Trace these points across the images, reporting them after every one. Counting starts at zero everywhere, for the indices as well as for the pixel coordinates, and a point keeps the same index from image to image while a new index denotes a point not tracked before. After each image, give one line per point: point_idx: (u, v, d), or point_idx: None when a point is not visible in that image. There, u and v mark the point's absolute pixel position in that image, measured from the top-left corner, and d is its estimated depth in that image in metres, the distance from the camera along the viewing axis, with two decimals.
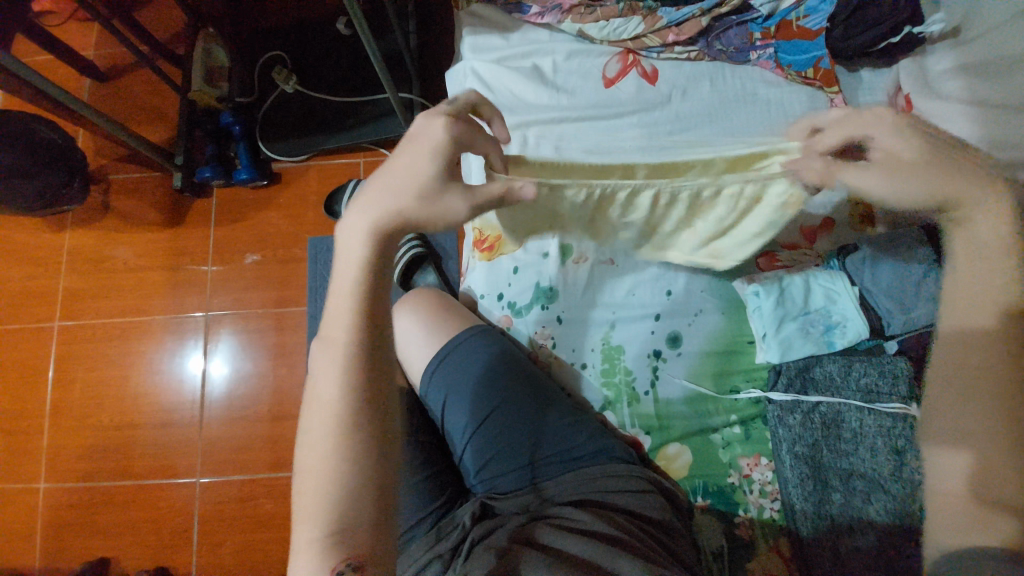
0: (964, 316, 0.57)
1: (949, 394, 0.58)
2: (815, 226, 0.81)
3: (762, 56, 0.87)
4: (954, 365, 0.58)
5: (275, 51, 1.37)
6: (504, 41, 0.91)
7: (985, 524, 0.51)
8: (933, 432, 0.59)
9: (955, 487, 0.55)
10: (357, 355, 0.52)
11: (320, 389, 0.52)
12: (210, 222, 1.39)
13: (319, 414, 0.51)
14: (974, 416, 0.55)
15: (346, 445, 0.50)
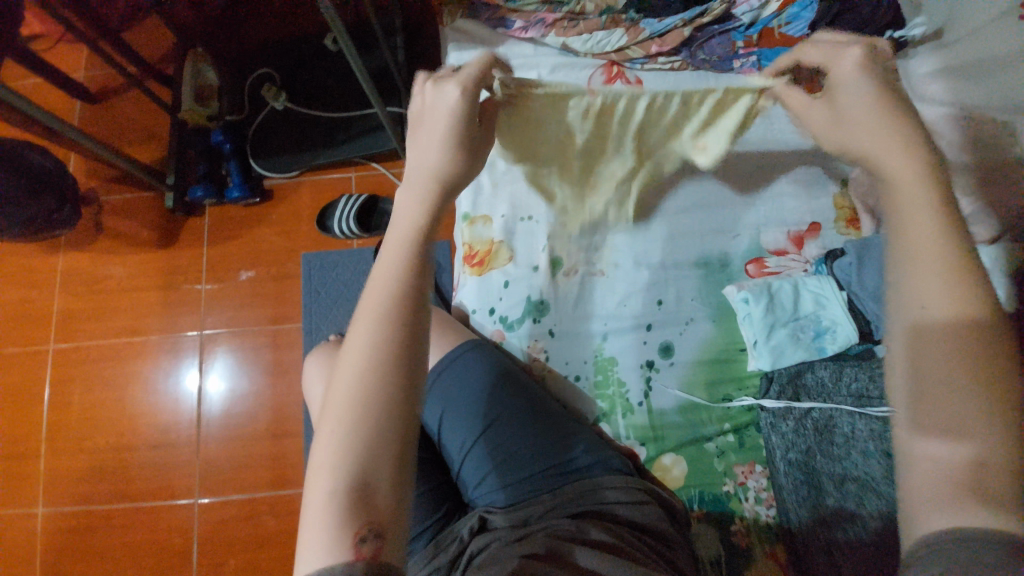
0: (915, 281, 0.45)
1: (930, 373, 0.43)
2: (801, 231, 0.83)
3: (745, 64, 0.87)
4: (921, 327, 0.44)
5: (264, 68, 1.37)
6: (489, 56, 0.92)
7: (982, 521, 0.39)
8: (914, 416, 0.44)
9: (950, 481, 0.41)
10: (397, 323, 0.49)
11: (349, 355, 0.49)
12: (204, 240, 1.39)
13: (347, 381, 0.47)
14: (958, 378, 0.42)
15: (373, 419, 0.46)
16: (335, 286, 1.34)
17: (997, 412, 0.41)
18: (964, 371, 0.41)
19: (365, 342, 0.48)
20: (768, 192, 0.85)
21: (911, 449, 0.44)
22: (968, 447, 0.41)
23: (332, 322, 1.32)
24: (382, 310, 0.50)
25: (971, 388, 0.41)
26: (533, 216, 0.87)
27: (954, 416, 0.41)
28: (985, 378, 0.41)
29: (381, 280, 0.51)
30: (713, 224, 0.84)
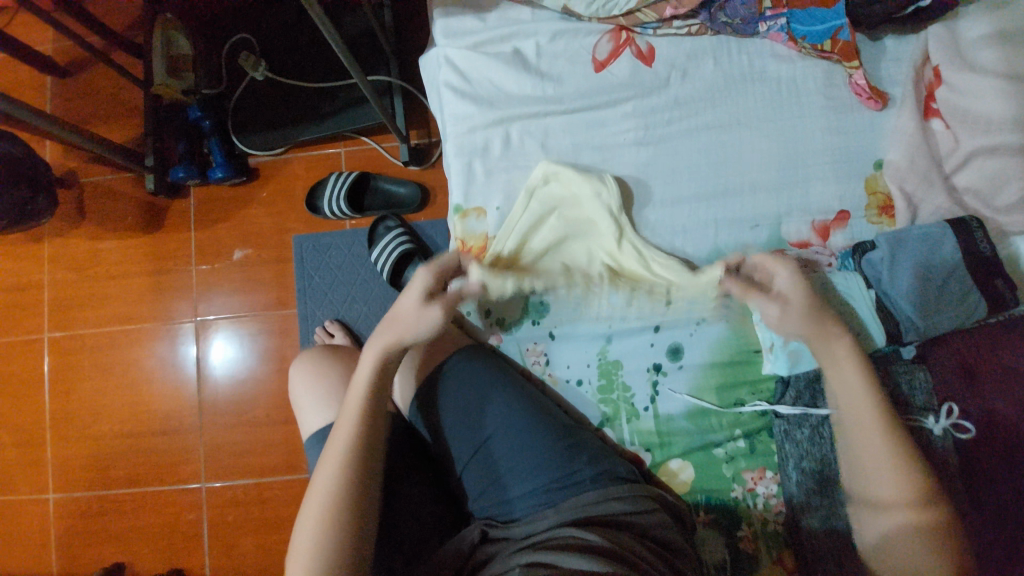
0: (838, 379, 0.61)
1: (865, 441, 0.58)
2: (828, 221, 0.76)
3: (772, 28, 0.76)
4: (858, 415, 0.59)
5: (242, 33, 1.26)
6: (480, 23, 0.80)
7: (925, 550, 0.54)
8: (860, 476, 0.59)
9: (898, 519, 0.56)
10: (355, 455, 0.62)
11: (317, 480, 0.62)
12: (191, 223, 1.33)
13: (314, 501, 0.60)
14: (890, 476, 0.56)
15: (335, 532, 0.58)
16: (328, 270, 1.28)
17: (913, 477, 0.56)
18: (891, 468, 0.56)
19: (331, 468, 0.61)
20: (790, 178, 0.76)
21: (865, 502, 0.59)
22: (906, 517, 0.56)
23: (328, 308, 1.28)
24: (343, 442, 0.63)
25: (896, 478, 0.56)
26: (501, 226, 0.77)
27: (884, 496, 0.57)
28: (900, 445, 0.57)
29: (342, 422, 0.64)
30: (732, 213, 0.77)
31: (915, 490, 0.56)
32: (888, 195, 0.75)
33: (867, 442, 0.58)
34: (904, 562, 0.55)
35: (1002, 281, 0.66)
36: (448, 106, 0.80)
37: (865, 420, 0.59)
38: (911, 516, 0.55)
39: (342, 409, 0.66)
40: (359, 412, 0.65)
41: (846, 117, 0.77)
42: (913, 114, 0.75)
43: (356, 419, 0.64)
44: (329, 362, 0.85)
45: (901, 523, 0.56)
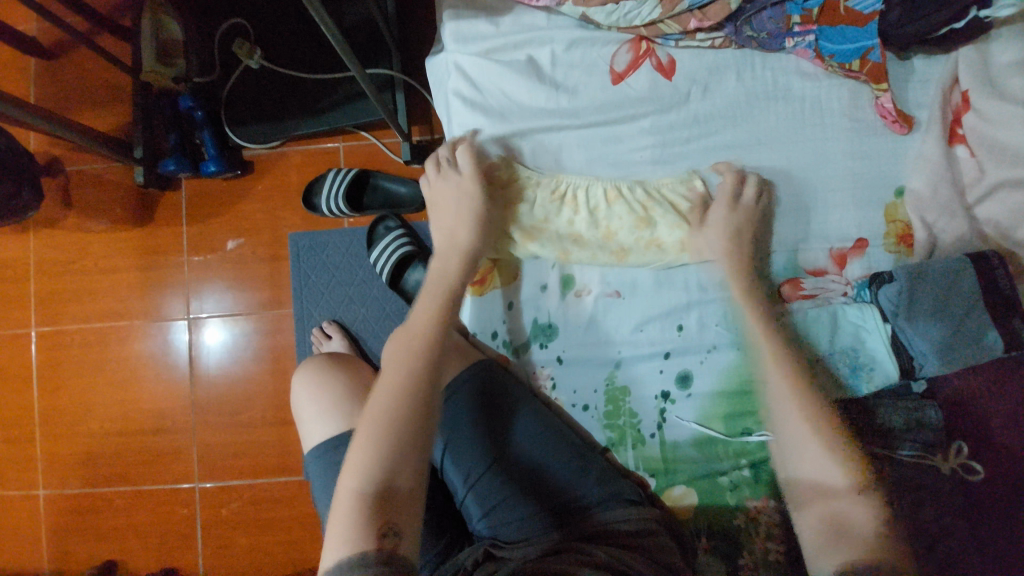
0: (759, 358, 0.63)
1: (793, 416, 0.58)
2: (846, 248, 0.74)
3: (799, 44, 0.72)
4: (784, 387, 0.60)
5: (235, 18, 1.20)
6: (492, 28, 0.76)
7: (864, 531, 0.52)
8: (790, 456, 0.58)
9: (839, 498, 0.54)
10: (417, 385, 0.59)
11: (374, 403, 0.58)
12: (183, 217, 1.29)
13: (371, 420, 0.57)
14: (817, 428, 0.57)
15: (387, 452, 0.55)
16: (326, 269, 1.25)
17: (843, 448, 0.56)
18: (812, 427, 0.57)
19: (385, 392, 0.58)
20: (809, 202, 0.74)
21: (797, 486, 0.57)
22: (848, 495, 0.53)
23: (325, 308, 1.24)
24: (399, 369, 0.60)
25: (821, 437, 0.56)
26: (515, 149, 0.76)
27: (806, 449, 0.56)
28: (825, 416, 0.58)
29: (395, 352, 0.62)
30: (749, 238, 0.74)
31: (836, 442, 0.56)
32: (908, 224, 0.73)
33: (794, 416, 0.58)
34: (849, 525, 0.52)
35: (1020, 320, 0.65)
36: (456, 117, 0.77)
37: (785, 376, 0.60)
38: (839, 467, 0.55)
39: (404, 335, 0.64)
40: (419, 342, 0.62)
41: (870, 139, 0.74)
42: (940, 141, 0.72)
43: (413, 350, 0.62)
44: (327, 373, 0.83)
45: (830, 476, 0.55)
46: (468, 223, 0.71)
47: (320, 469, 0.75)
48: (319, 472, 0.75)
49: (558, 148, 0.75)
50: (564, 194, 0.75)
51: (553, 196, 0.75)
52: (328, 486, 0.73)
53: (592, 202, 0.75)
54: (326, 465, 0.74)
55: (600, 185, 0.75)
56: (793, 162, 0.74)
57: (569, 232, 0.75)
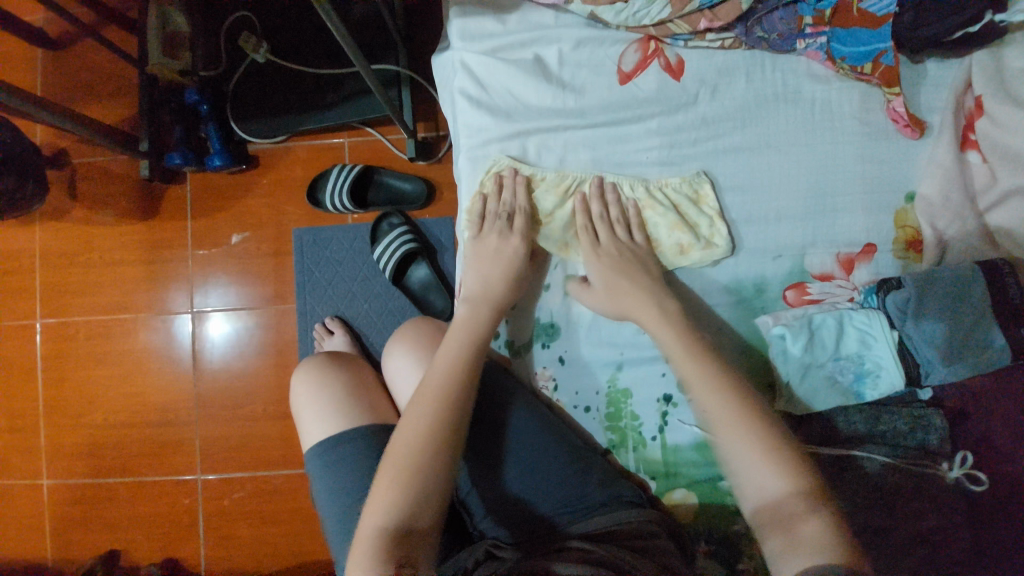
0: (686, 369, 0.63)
1: (729, 424, 0.59)
2: (853, 253, 0.73)
3: (811, 46, 0.71)
4: (716, 395, 0.60)
5: (241, 11, 1.19)
6: (499, 25, 0.76)
7: (816, 538, 0.51)
8: (735, 465, 0.58)
9: (785, 503, 0.54)
10: (440, 427, 0.61)
11: (399, 438, 0.61)
12: (187, 211, 1.29)
13: (395, 456, 0.60)
14: (744, 448, 0.57)
15: (412, 503, 0.57)
16: (330, 265, 1.25)
17: (778, 450, 0.57)
18: (746, 434, 0.57)
19: (411, 440, 0.60)
20: (817, 207, 0.73)
21: (747, 495, 0.57)
22: (788, 498, 0.54)
23: (328, 304, 1.24)
24: (424, 422, 0.61)
25: (757, 443, 0.57)
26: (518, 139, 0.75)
27: (734, 469, 0.58)
28: (759, 419, 0.59)
29: (422, 401, 0.63)
30: (756, 243, 0.74)
31: (768, 455, 0.56)
32: (918, 230, 0.72)
33: (730, 425, 0.58)
34: (796, 530, 0.53)
35: None
36: (462, 116, 0.76)
37: (708, 399, 0.60)
38: (769, 484, 0.55)
39: (433, 370, 0.66)
40: (444, 380, 0.64)
41: (880, 144, 0.73)
42: (952, 146, 0.71)
43: (439, 404, 0.62)
44: (329, 371, 0.83)
45: (765, 491, 0.55)
46: (501, 252, 0.72)
47: (320, 467, 0.74)
48: (319, 469, 0.74)
49: (563, 147, 0.74)
50: (565, 188, 0.74)
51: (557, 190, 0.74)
52: (327, 484, 0.73)
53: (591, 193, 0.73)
54: (325, 462, 0.74)
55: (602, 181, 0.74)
56: (801, 165, 0.73)
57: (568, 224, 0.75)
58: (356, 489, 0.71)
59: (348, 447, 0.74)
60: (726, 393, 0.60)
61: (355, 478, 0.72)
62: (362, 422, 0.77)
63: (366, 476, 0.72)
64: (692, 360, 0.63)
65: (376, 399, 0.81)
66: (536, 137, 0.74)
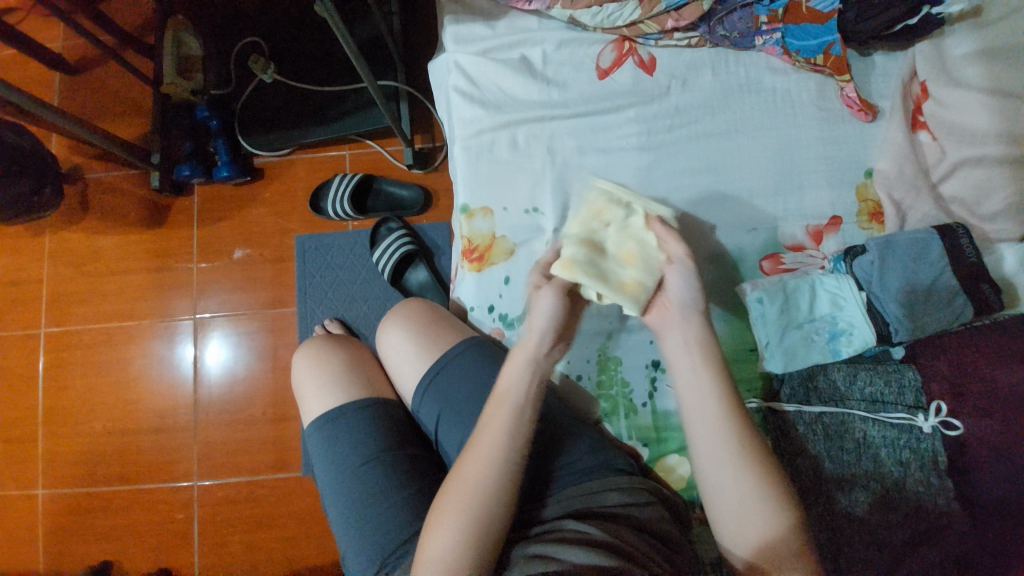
0: (690, 402, 0.61)
1: (733, 462, 0.57)
2: (821, 225, 0.79)
3: (768, 41, 0.80)
4: (721, 431, 0.58)
5: (252, 37, 1.28)
6: (489, 30, 0.84)
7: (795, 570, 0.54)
8: (729, 501, 0.57)
9: (775, 537, 0.55)
10: (498, 481, 0.60)
11: (456, 485, 0.60)
12: (193, 221, 1.35)
13: (452, 503, 0.59)
14: (747, 488, 0.56)
15: (471, 552, 0.57)
16: (330, 270, 1.29)
17: (775, 486, 0.57)
18: (750, 471, 0.57)
19: (465, 488, 0.60)
20: (785, 183, 0.79)
21: (734, 528, 0.57)
22: (780, 532, 0.55)
23: (328, 307, 1.28)
24: (481, 474, 0.60)
25: (759, 479, 0.57)
26: (509, 132, 0.81)
27: (737, 520, 0.57)
28: (762, 457, 0.58)
29: (480, 449, 0.61)
30: (731, 217, 0.79)
31: (780, 525, 0.56)
32: (878, 203, 0.78)
33: (736, 463, 0.57)
34: (778, 560, 0.55)
35: (988, 286, 0.68)
36: (457, 110, 0.83)
37: (734, 464, 0.57)
38: (771, 547, 0.55)
39: (490, 413, 0.63)
40: (500, 429, 0.62)
41: (839, 126, 0.80)
42: (902, 126, 0.79)
43: (496, 454, 0.61)
44: (329, 352, 0.85)
45: (764, 553, 0.56)
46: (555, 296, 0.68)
47: (317, 442, 0.76)
48: (317, 445, 0.76)
49: (549, 137, 0.81)
50: (598, 214, 0.73)
51: (593, 207, 0.73)
52: (325, 458, 0.74)
53: (628, 221, 0.72)
54: (324, 438, 0.76)
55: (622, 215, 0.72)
56: (768, 148, 0.80)
57: (559, 207, 0.79)
58: (354, 459, 0.73)
59: (345, 422, 0.76)
60: (736, 430, 0.58)
61: (352, 450, 0.73)
62: (359, 398, 0.79)
63: (362, 449, 0.73)
64: (722, 411, 0.59)
65: (373, 378, 0.84)
66: (524, 130, 0.81)
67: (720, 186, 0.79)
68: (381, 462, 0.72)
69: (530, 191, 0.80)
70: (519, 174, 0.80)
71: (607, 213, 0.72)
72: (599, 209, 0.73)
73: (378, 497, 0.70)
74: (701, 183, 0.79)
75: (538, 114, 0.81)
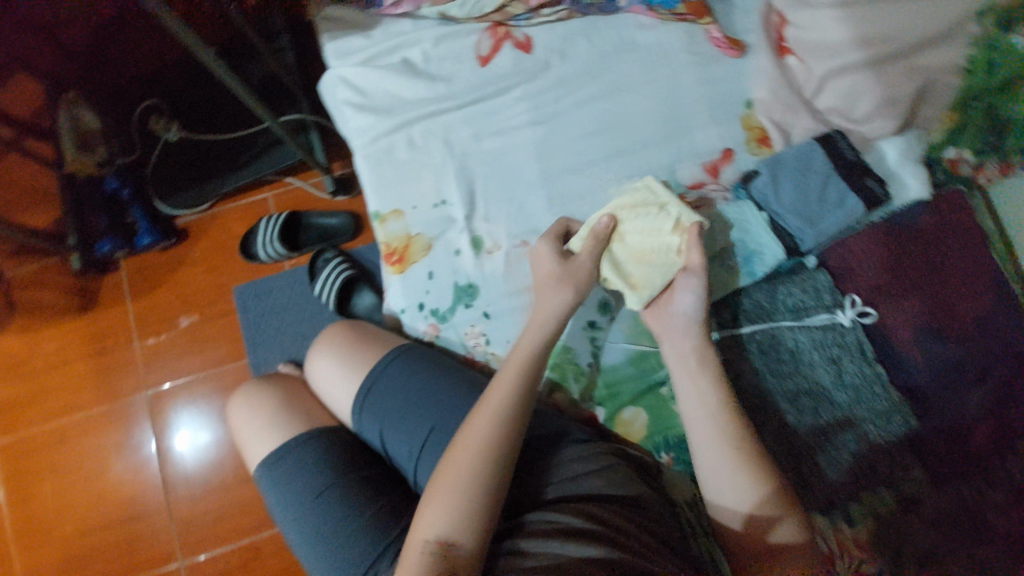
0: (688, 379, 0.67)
1: (728, 430, 0.63)
2: (716, 159, 0.82)
3: (631, 2, 0.85)
4: (718, 403, 0.64)
5: (149, 101, 1.27)
6: (367, 40, 0.86)
7: (781, 527, 0.60)
8: (725, 467, 0.62)
9: (763, 498, 0.61)
10: (505, 438, 0.61)
11: (465, 440, 0.61)
12: (126, 297, 1.31)
13: (456, 461, 0.60)
14: (738, 455, 0.62)
15: (471, 510, 0.57)
16: (276, 313, 1.27)
17: (761, 453, 0.63)
18: (742, 436, 0.63)
19: (471, 446, 0.60)
20: (676, 128, 0.83)
21: (728, 494, 0.62)
22: (767, 492, 0.61)
23: (280, 352, 1.25)
24: (487, 432, 0.61)
25: (749, 443, 0.62)
26: (405, 132, 0.82)
27: (735, 480, 0.61)
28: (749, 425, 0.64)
29: (486, 409, 0.63)
30: (632, 170, 0.82)
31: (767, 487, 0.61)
32: (763, 128, 0.83)
33: (730, 430, 0.63)
34: (766, 519, 0.60)
35: (872, 179, 0.73)
36: (351, 122, 0.84)
37: (729, 432, 0.63)
38: (768, 493, 0.61)
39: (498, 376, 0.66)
40: (508, 389, 0.64)
41: (713, 67, 0.85)
42: (769, 54, 0.83)
43: (500, 413, 0.62)
44: (263, 390, 0.82)
45: (762, 502, 0.60)
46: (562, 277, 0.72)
47: (267, 485, 0.73)
48: (267, 488, 0.72)
49: (445, 130, 0.82)
50: (632, 208, 0.73)
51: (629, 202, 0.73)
52: (277, 499, 0.71)
53: (660, 220, 0.71)
54: (273, 479, 0.72)
55: (651, 213, 0.71)
56: (653, 99, 0.83)
57: (466, 195, 0.80)
58: (307, 493, 0.70)
59: (287, 459, 0.73)
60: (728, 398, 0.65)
61: (304, 483, 0.70)
62: (299, 432, 0.76)
63: (313, 479, 0.70)
64: (706, 381, 0.65)
65: (311, 407, 0.80)
66: (419, 128, 0.82)
67: (618, 143, 0.82)
68: (337, 486, 0.70)
69: (439, 186, 0.81)
70: (422, 171, 0.81)
71: (639, 208, 0.72)
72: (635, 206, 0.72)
73: (338, 522, 0.67)
74: (600, 143, 0.82)
75: (429, 110, 0.83)
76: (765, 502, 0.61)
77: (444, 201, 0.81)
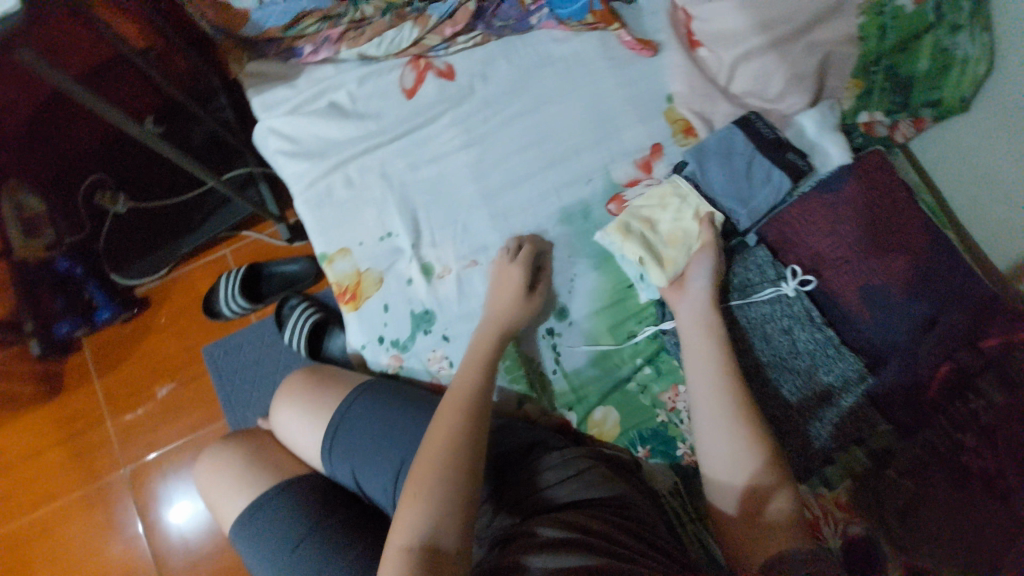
0: (691, 353, 0.70)
1: (728, 399, 0.65)
2: (647, 156, 0.85)
3: (542, 18, 0.89)
4: (721, 372, 0.67)
5: (97, 174, 1.25)
6: (293, 89, 0.87)
7: (780, 495, 0.60)
8: (725, 436, 0.63)
9: (760, 468, 0.61)
10: (472, 431, 0.62)
11: (434, 436, 0.61)
12: (93, 375, 1.29)
13: (426, 457, 0.60)
14: (736, 424, 0.63)
15: (445, 506, 0.56)
16: (247, 369, 1.26)
17: (760, 424, 0.64)
18: (740, 405, 0.64)
19: (441, 444, 0.60)
20: (604, 131, 0.85)
21: (728, 465, 0.63)
22: (765, 461, 0.62)
23: (256, 407, 1.23)
24: (456, 428, 0.62)
25: (747, 412, 0.64)
26: (341, 172, 0.84)
27: (732, 449, 0.63)
28: (748, 396, 0.65)
29: (451, 408, 0.64)
30: (569, 177, 0.84)
31: (765, 457, 0.62)
32: (686, 120, 0.86)
33: (731, 398, 0.64)
34: (764, 489, 0.60)
35: (793, 153, 0.77)
36: (287, 170, 0.85)
37: (730, 400, 0.64)
38: (763, 462, 0.61)
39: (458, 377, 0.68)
40: (469, 386, 0.66)
41: (631, 68, 0.88)
42: (680, 49, 0.87)
43: (465, 411, 0.63)
44: (233, 449, 0.81)
45: (761, 475, 0.61)
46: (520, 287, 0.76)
47: (243, 546, 0.71)
48: (244, 548, 0.71)
49: (380, 164, 0.84)
50: (660, 199, 0.79)
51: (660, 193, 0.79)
52: (255, 558, 0.70)
53: (683, 210, 0.78)
54: (248, 538, 0.71)
55: (675, 204, 0.78)
56: (577, 106, 0.86)
57: (409, 224, 0.81)
58: (285, 548, 0.68)
59: (261, 516, 0.71)
60: (728, 368, 0.67)
61: (280, 536, 0.69)
62: (271, 486, 0.75)
63: (290, 531, 0.69)
64: (716, 356, 0.68)
65: (281, 459, 0.79)
66: (354, 165, 0.84)
67: (551, 153, 0.85)
68: (315, 534, 0.69)
69: (383, 219, 0.83)
70: (363, 207, 0.83)
71: (664, 202, 0.79)
72: (664, 197, 0.79)
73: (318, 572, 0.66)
74: (534, 155, 0.84)
75: (362, 147, 0.84)
76: (762, 471, 0.61)
77: (388, 233, 0.82)
